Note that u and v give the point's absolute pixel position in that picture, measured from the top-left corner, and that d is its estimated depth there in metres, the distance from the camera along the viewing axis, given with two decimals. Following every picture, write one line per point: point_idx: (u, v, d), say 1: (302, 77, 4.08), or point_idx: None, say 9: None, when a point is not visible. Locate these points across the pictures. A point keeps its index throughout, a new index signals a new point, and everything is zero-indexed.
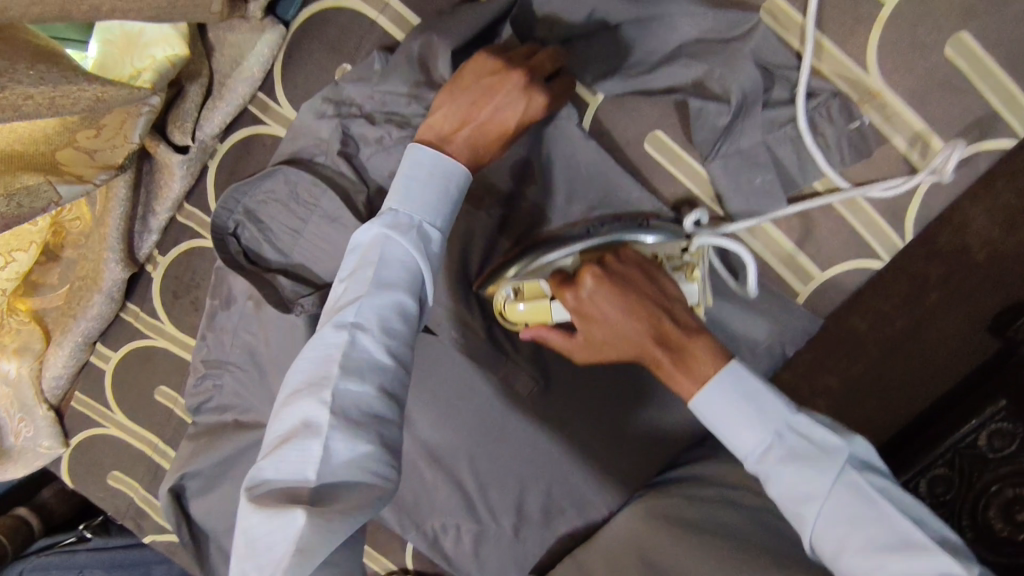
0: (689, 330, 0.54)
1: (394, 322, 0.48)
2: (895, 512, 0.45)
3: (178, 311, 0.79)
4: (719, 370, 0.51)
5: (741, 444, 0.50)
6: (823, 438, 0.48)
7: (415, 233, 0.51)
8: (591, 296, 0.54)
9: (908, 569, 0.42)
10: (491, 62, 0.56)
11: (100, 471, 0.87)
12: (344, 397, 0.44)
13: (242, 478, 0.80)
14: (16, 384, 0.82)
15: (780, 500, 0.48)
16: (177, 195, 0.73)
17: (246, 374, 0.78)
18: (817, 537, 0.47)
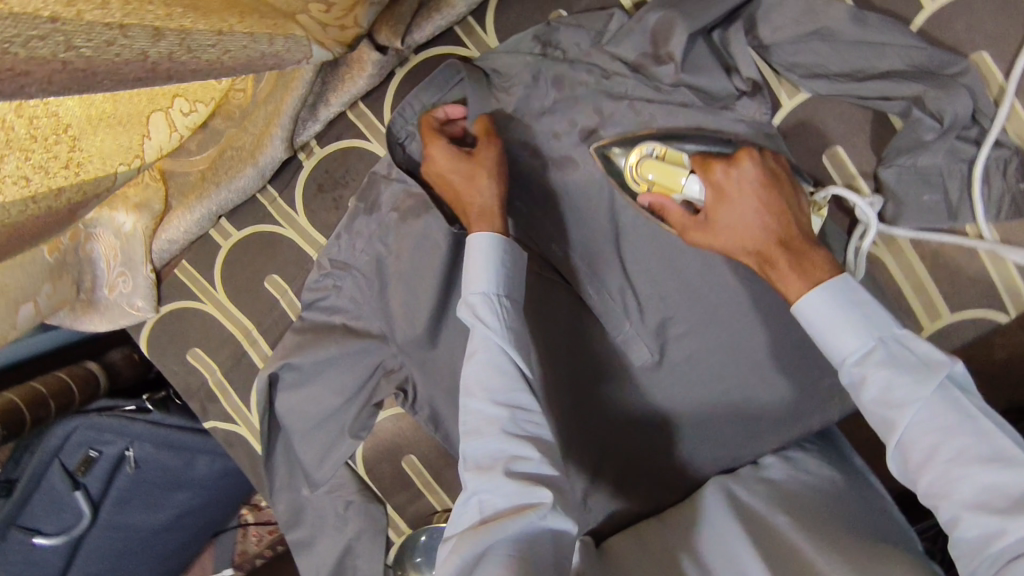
0: (807, 241, 0.56)
1: (491, 379, 0.59)
2: (996, 429, 0.45)
3: (317, 205, 0.80)
4: (835, 275, 0.54)
5: (838, 344, 0.52)
6: (928, 351, 0.49)
7: (484, 305, 0.62)
8: (737, 180, 0.59)
9: (1001, 481, 0.44)
10: (447, 152, 0.68)
11: (182, 345, 0.87)
12: (479, 453, 0.58)
13: (333, 384, 0.80)
14: (129, 238, 0.81)
15: (871, 407, 0.50)
16: (357, 93, 0.74)
17: (367, 281, 0.78)
18: (906, 443, 0.48)
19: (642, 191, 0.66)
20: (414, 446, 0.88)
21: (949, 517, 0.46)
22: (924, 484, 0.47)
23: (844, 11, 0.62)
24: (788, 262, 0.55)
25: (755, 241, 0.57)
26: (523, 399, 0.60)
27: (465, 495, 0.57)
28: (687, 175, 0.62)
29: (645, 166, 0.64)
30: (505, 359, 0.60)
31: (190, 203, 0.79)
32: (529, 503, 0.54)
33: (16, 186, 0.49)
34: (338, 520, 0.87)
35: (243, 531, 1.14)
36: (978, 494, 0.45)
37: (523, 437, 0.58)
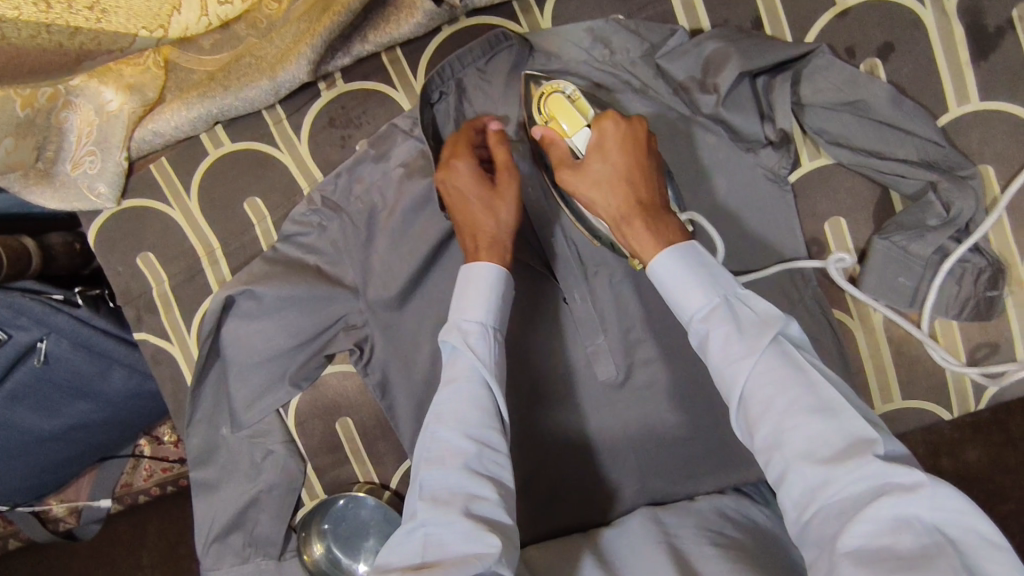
0: (664, 209, 0.60)
1: (467, 410, 0.55)
2: (821, 380, 0.48)
3: (323, 139, 0.76)
4: (683, 241, 0.57)
5: (687, 302, 0.54)
6: (767, 311, 0.52)
7: (459, 334, 0.58)
8: (617, 137, 0.61)
9: (827, 430, 0.46)
10: (469, 174, 0.64)
11: (135, 246, 0.80)
12: (436, 485, 0.53)
13: (289, 323, 0.76)
14: (110, 118, 0.75)
15: (714, 365, 0.52)
16: (400, 37, 0.72)
17: (353, 228, 0.75)
18: (745, 398, 0.50)
19: (540, 122, 0.66)
20: (354, 409, 0.83)
21: (779, 469, 0.47)
22: (761, 439, 0.49)
23: (883, 89, 0.66)
24: (647, 224, 0.58)
25: (619, 195, 0.59)
26: (494, 437, 0.55)
27: (410, 525, 0.51)
28: (584, 128, 0.64)
29: (553, 101, 0.65)
30: (484, 391, 0.56)
31: (190, 99, 0.74)
32: (480, 550, 0.48)
33: (31, 6, 0.49)
34: (251, 469, 0.82)
35: (135, 461, 1.04)
36: (805, 443, 0.47)
37: (486, 476, 0.53)
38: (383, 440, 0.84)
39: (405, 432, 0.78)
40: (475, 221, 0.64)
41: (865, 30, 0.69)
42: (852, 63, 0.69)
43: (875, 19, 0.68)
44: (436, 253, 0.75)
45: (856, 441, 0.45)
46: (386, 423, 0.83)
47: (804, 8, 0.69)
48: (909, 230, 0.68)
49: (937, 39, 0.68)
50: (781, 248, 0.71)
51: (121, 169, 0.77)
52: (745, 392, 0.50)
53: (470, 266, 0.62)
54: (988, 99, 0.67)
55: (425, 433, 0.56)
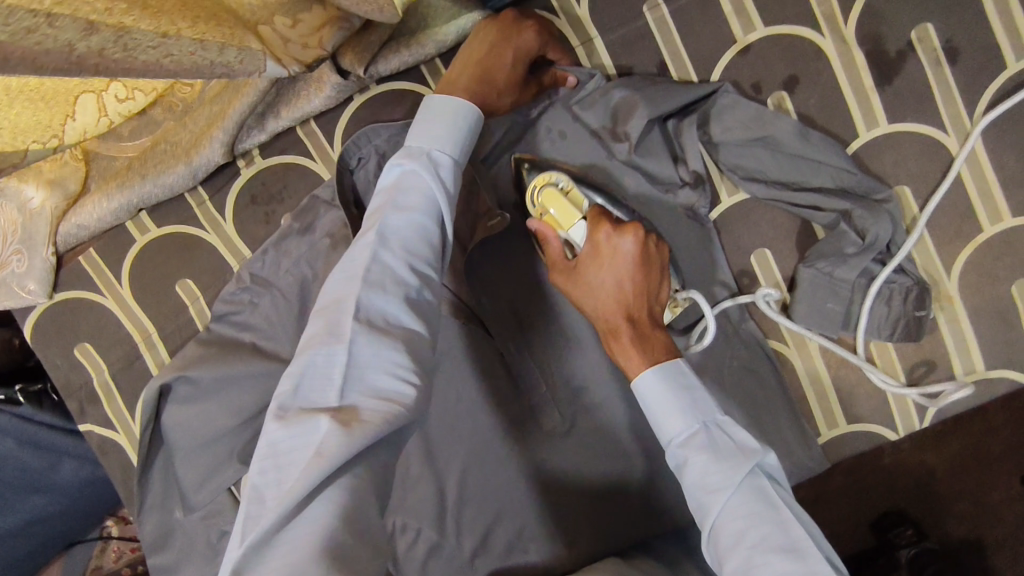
0: (654, 324, 0.60)
1: (414, 240, 0.52)
2: (793, 521, 0.47)
3: (247, 216, 0.76)
4: (669, 359, 0.56)
5: (667, 426, 0.54)
6: (744, 440, 0.51)
7: (426, 159, 0.57)
8: (610, 245, 0.60)
9: (795, 573, 0.44)
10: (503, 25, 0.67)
11: (71, 338, 0.80)
12: (372, 308, 0.48)
13: (228, 405, 0.75)
14: (33, 216, 0.75)
15: (689, 492, 0.51)
16: (311, 110, 0.72)
17: (285, 303, 0.74)
18: (717, 530, 0.49)
19: (535, 214, 0.66)
20: None
21: None
22: (727, 574, 0.46)
23: (789, 124, 0.67)
24: (638, 344, 0.57)
25: (610, 305, 0.59)
26: (432, 278, 0.53)
27: (332, 346, 0.46)
28: (578, 221, 0.63)
29: (546, 193, 0.65)
30: (433, 229, 0.54)
31: (110, 190, 0.74)
32: (401, 393, 0.45)
33: None
34: (208, 549, 0.81)
35: (103, 544, 1.04)
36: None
37: (418, 313, 0.50)
38: None
39: None
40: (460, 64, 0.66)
41: (767, 65, 0.69)
42: (758, 99, 0.69)
43: (777, 53, 0.69)
44: None
45: None
46: None
47: (706, 48, 0.70)
48: (833, 258, 0.67)
49: (839, 69, 0.68)
50: (709, 291, 0.72)
51: (48, 266, 0.77)
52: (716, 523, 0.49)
53: (430, 96, 0.61)
54: (896, 122, 0.68)
55: (363, 246, 0.51)
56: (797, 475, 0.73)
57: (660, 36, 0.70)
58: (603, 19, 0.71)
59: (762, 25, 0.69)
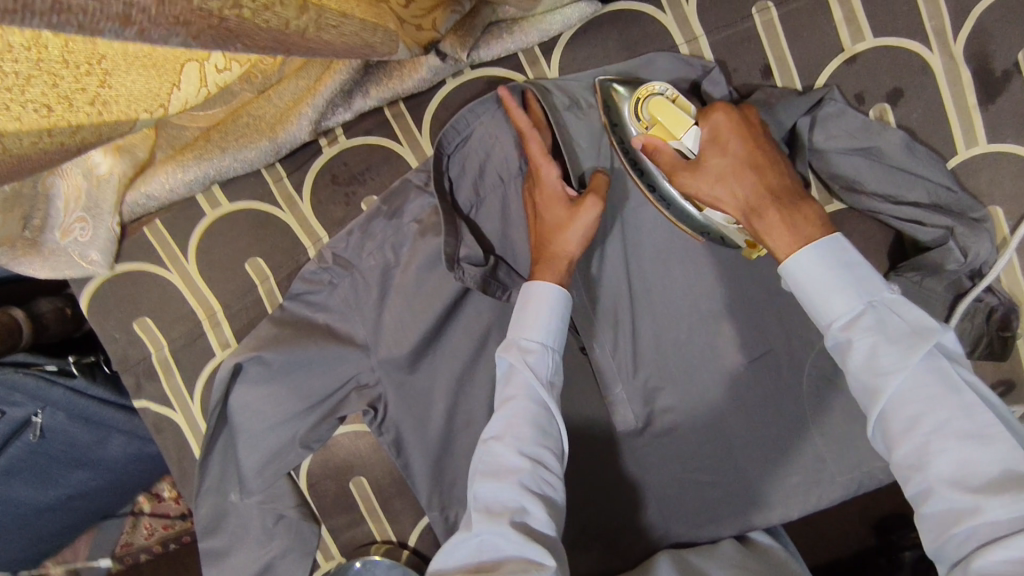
0: (803, 197, 0.57)
1: (522, 428, 0.56)
2: (976, 400, 0.45)
3: (327, 197, 0.75)
4: (825, 237, 0.53)
5: (828, 309, 0.51)
6: (916, 319, 0.48)
7: (517, 352, 0.60)
8: (731, 132, 0.58)
9: (980, 455, 0.44)
10: (553, 196, 0.65)
11: (131, 311, 0.77)
12: (491, 496, 0.54)
13: (300, 390, 0.73)
14: (101, 182, 0.71)
15: (856, 373, 0.49)
16: (402, 91, 0.71)
17: (365, 287, 0.73)
18: (889, 412, 0.48)
19: (641, 127, 0.63)
20: (368, 467, 0.82)
21: (921, 484, 0.45)
22: (901, 454, 0.47)
23: (897, 136, 0.66)
24: (786, 213, 0.55)
25: (746, 191, 0.57)
26: (547, 457, 0.56)
27: (465, 534, 0.54)
28: (692, 126, 0.60)
29: (654, 104, 0.62)
30: (541, 412, 0.57)
31: (185, 160, 0.71)
32: (536, 562, 0.50)
33: (33, 113, 0.41)
34: (262, 534, 0.79)
35: (133, 520, 1.02)
36: (952, 465, 0.44)
37: (538, 497, 0.54)
38: (406, 494, 0.82)
39: (422, 490, 0.77)
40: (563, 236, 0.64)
41: (873, 75, 0.69)
42: (861, 109, 0.69)
43: (884, 63, 0.68)
44: (451, 309, 0.74)
45: (1011, 470, 0.43)
46: (402, 480, 0.81)
47: (811, 53, 0.69)
48: (928, 269, 0.66)
49: (945, 83, 0.68)
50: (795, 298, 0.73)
51: (113, 235, 0.74)
52: (886, 404, 0.48)
53: (545, 283, 0.62)
54: (995, 142, 0.68)
55: (479, 450, 0.57)
56: (866, 486, 0.74)
57: (767, 38, 0.69)
58: (709, 16, 0.70)
59: (871, 35, 0.68)
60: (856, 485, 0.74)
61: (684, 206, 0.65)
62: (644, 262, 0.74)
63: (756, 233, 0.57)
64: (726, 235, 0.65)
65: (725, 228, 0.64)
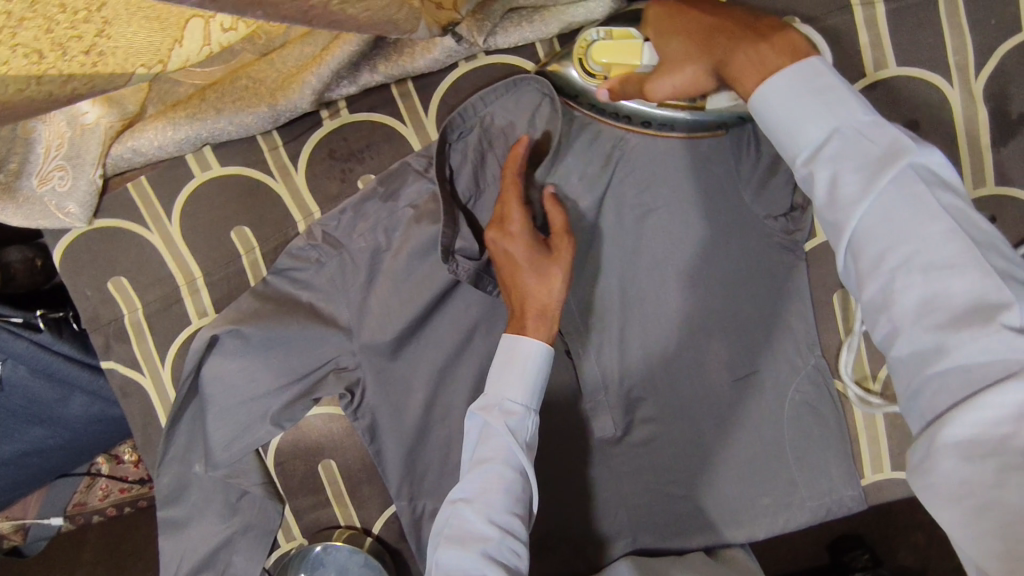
0: (771, 29, 0.51)
1: (495, 495, 0.56)
2: (948, 224, 0.42)
3: (322, 171, 0.72)
4: (796, 64, 0.49)
5: (795, 140, 0.48)
6: (885, 142, 0.45)
7: (495, 412, 0.59)
8: (669, 15, 0.56)
9: (950, 289, 0.41)
10: (525, 249, 0.62)
11: (106, 269, 0.74)
12: (454, 564, 0.54)
13: (277, 366, 0.71)
14: (85, 132, 0.67)
15: (821, 204, 0.46)
16: (411, 71, 0.69)
17: (354, 269, 0.71)
18: (856, 245, 0.45)
19: (601, 78, 0.65)
20: (339, 451, 0.80)
21: (888, 326, 0.43)
22: (868, 295, 0.44)
23: None
24: (751, 47, 0.51)
25: (699, 60, 0.54)
26: (517, 525, 0.56)
27: None
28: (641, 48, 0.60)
29: (598, 51, 0.63)
30: (516, 478, 0.57)
31: (177, 118, 0.68)
32: None
33: (23, 59, 0.39)
34: (225, 509, 0.77)
35: (89, 481, 0.99)
36: (917, 303, 0.42)
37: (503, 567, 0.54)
38: (374, 480, 0.80)
39: (392, 479, 0.75)
40: (538, 290, 0.62)
41: (891, 105, 0.68)
42: None
43: (904, 94, 0.68)
44: (440, 299, 0.72)
45: (981, 303, 0.40)
46: (372, 467, 0.80)
47: None
48: None
49: (960, 122, 0.68)
50: (785, 320, 0.73)
51: (94, 188, 0.71)
52: (853, 240, 0.45)
53: (528, 341, 0.60)
54: (1001, 185, 0.68)
55: (447, 513, 0.58)
56: (835, 513, 0.74)
57: None
58: None
59: (893, 65, 0.67)
60: (826, 512, 0.74)
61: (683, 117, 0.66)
62: (641, 270, 0.72)
63: (729, 82, 0.53)
64: (742, 112, 0.65)
65: (733, 108, 0.64)
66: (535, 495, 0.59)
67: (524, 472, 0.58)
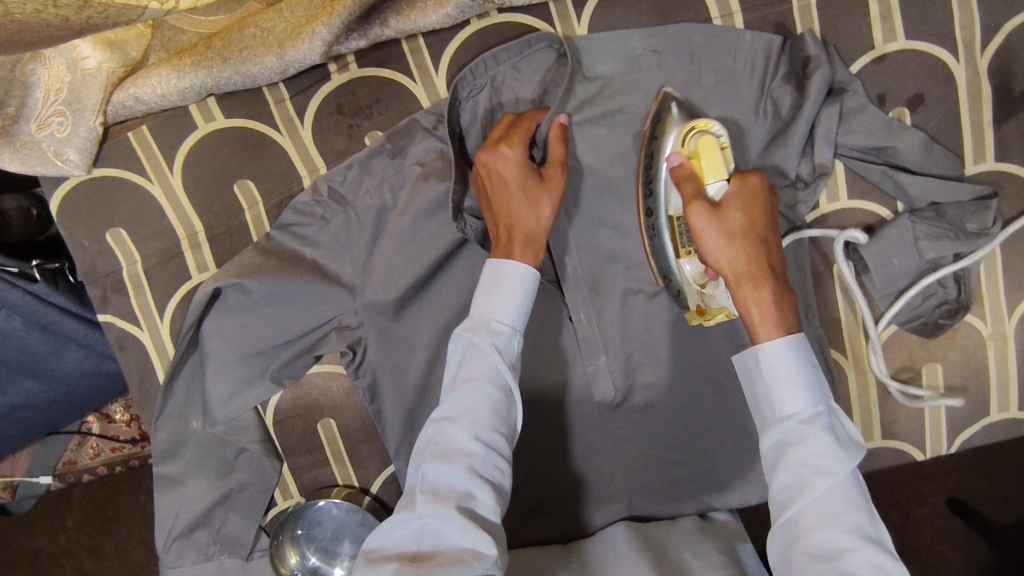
0: (789, 293, 0.59)
1: (480, 413, 0.56)
2: (880, 517, 0.52)
3: (329, 126, 0.71)
4: (794, 333, 0.57)
5: (788, 400, 0.55)
6: (857, 442, 0.54)
7: (484, 335, 0.59)
8: (755, 195, 0.60)
9: (878, 558, 0.49)
10: (516, 171, 0.62)
11: (104, 219, 0.72)
12: (438, 478, 0.54)
13: (279, 321, 0.71)
14: (85, 76, 0.68)
15: (791, 463, 0.53)
16: (423, 26, 0.69)
17: (359, 225, 0.70)
18: (810, 504, 0.52)
19: (680, 150, 0.63)
20: (338, 410, 0.79)
21: (814, 573, 0.49)
22: (809, 542, 0.51)
23: (916, 138, 0.66)
24: (771, 295, 0.57)
25: (738, 260, 0.58)
26: (500, 442, 0.57)
27: (408, 515, 0.54)
28: (723, 181, 0.61)
29: (705, 139, 0.61)
30: (501, 397, 0.57)
31: (181, 65, 0.68)
32: (477, 550, 0.51)
33: None
34: (222, 466, 0.77)
35: (80, 439, 0.98)
36: (852, 561, 0.49)
37: (486, 482, 0.55)
38: (372, 441, 0.80)
39: (391, 439, 0.75)
40: (527, 214, 0.62)
41: (899, 78, 0.68)
42: (882, 109, 0.68)
43: (912, 66, 0.68)
44: (445, 260, 0.72)
45: None
46: (370, 427, 0.80)
47: (843, 46, 0.68)
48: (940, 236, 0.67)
49: (965, 96, 0.68)
50: None
51: (94, 135, 0.70)
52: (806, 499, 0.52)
53: (516, 264, 0.60)
54: (1003, 160, 0.69)
55: (429, 430, 0.58)
56: None
57: (801, 24, 0.69)
58: None
59: (903, 37, 0.68)
60: None
61: (664, 242, 0.66)
62: None
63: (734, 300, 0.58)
64: (684, 293, 0.67)
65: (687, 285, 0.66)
66: (517, 415, 0.59)
67: (509, 391, 0.58)
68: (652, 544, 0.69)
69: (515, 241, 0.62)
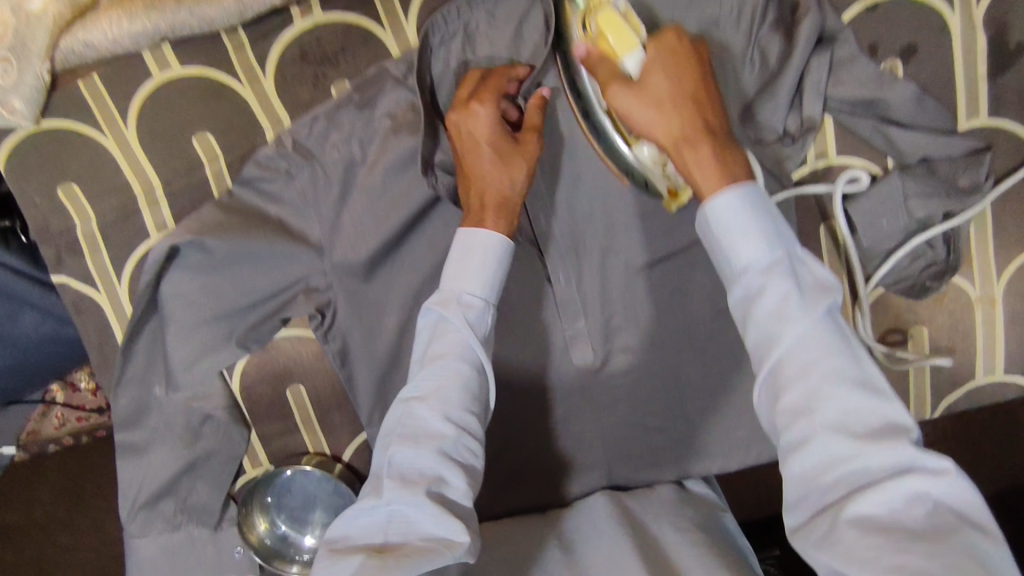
0: (731, 139, 0.56)
1: (451, 391, 0.53)
2: (864, 356, 0.48)
3: (293, 75, 0.68)
4: (746, 181, 0.53)
5: (746, 252, 0.50)
6: (824, 277, 0.49)
7: (455, 306, 0.56)
8: (669, 56, 0.57)
9: (866, 407, 0.46)
10: (489, 131, 0.59)
11: (55, 175, 0.68)
12: (407, 460, 0.52)
13: (242, 282, 0.67)
14: (30, 20, 0.65)
15: (758, 318, 0.49)
16: None
17: (325, 181, 0.67)
18: (784, 358, 0.48)
19: (584, 36, 0.61)
20: (308, 375, 0.76)
21: (803, 431, 0.46)
22: (791, 402, 0.47)
23: (908, 90, 0.64)
24: (715, 150, 0.54)
25: (669, 123, 0.55)
26: (473, 422, 0.54)
27: (375, 501, 0.51)
28: (636, 49, 0.58)
29: (603, 15, 0.59)
30: (472, 373, 0.55)
31: (134, 8, 0.65)
32: (450, 538, 0.49)
33: None
34: (186, 434, 0.73)
35: (44, 408, 0.95)
36: (839, 415, 0.46)
37: (459, 464, 0.52)
38: (344, 408, 0.78)
39: (362, 405, 0.73)
40: (501, 175, 0.59)
41: (892, 27, 0.65)
42: (873, 60, 0.65)
43: (906, 15, 0.65)
44: (417, 218, 0.69)
45: (892, 424, 0.46)
46: (342, 393, 0.77)
47: None
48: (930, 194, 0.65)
49: (960, 47, 0.66)
50: None
51: (42, 83, 0.66)
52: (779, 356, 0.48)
53: (490, 232, 0.58)
54: (998, 115, 0.66)
55: (398, 411, 0.55)
56: None
57: None
58: None
59: None
60: None
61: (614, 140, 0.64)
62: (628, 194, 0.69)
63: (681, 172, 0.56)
64: (650, 180, 0.64)
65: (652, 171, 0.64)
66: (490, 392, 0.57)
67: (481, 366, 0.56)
68: (631, 515, 0.68)
69: (487, 207, 0.59)
